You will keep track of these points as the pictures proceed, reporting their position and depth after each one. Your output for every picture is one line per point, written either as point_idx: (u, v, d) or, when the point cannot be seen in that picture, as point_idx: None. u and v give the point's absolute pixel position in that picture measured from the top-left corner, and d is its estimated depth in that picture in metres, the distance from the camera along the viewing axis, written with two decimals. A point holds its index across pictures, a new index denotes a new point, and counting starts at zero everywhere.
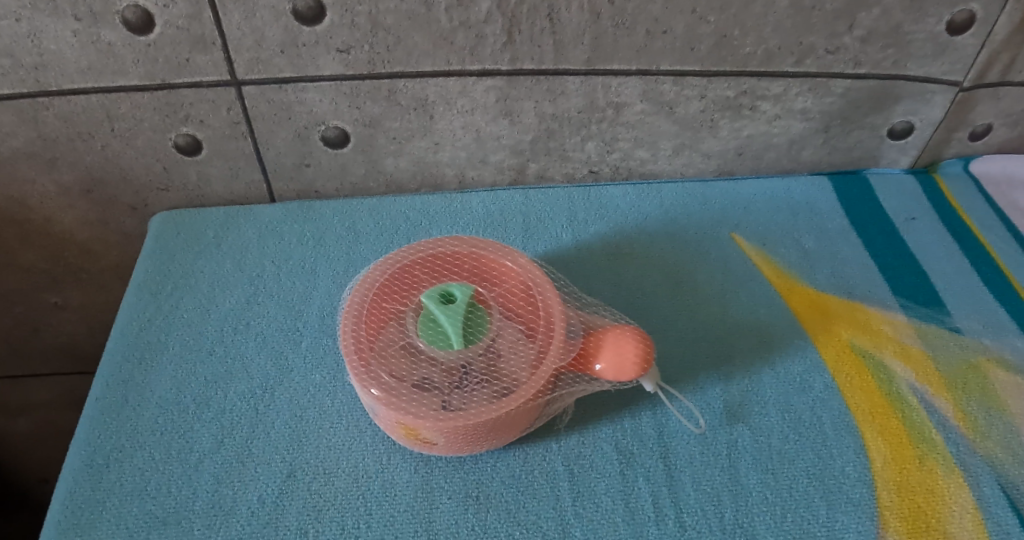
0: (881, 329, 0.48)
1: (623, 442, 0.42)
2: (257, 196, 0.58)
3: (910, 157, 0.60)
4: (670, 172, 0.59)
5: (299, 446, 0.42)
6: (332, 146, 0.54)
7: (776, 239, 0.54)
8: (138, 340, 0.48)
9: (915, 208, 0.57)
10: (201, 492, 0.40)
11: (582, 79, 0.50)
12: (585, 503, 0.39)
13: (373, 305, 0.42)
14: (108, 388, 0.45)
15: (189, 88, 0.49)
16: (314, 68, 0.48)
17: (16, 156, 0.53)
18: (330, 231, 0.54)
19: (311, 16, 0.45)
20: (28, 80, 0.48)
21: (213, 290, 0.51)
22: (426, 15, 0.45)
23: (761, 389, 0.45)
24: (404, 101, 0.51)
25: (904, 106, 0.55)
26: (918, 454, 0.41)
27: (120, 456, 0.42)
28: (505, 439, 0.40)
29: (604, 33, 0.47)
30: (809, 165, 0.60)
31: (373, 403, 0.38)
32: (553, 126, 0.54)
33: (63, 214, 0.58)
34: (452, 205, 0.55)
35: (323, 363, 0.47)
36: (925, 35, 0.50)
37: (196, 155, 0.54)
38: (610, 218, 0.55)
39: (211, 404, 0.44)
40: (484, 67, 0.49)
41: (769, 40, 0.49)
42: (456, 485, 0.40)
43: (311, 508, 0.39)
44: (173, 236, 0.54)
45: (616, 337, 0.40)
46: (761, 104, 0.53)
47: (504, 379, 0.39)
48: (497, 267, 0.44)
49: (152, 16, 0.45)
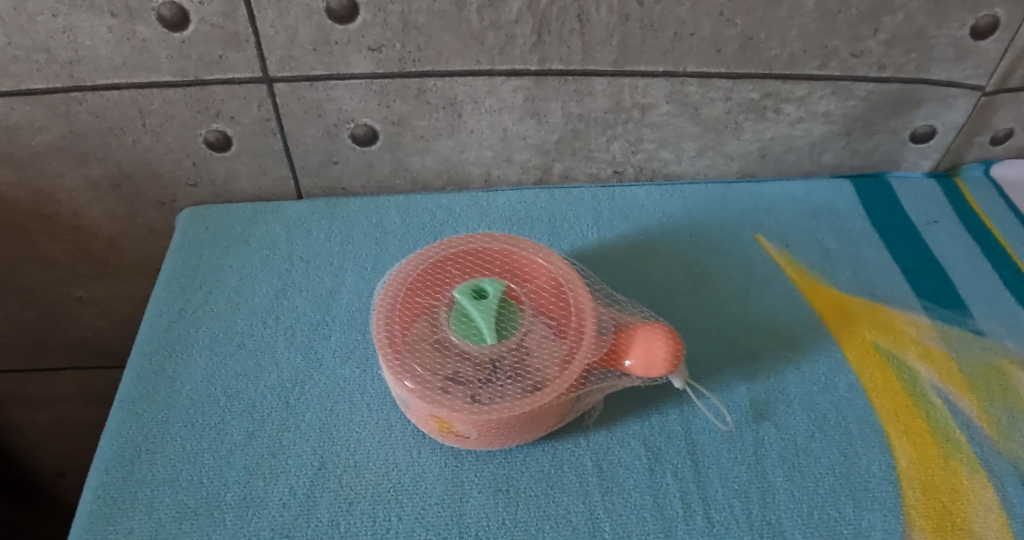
0: (904, 330, 0.48)
1: (650, 439, 0.42)
2: (284, 193, 0.59)
3: (931, 161, 0.60)
4: (693, 173, 0.59)
5: (329, 440, 0.43)
6: (360, 144, 0.55)
7: (798, 241, 0.54)
8: (168, 333, 0.48)
9: (936, 211, 0.57)
10: (232, 483, 0.41)
11: (608, 80, 0.51)
12: (613, 498, 0.40)
13: (406, 300, 0.42)
14: (139, 379, 0.46)
15: (220, 85, 0.50)
16: (345, 66, 0.49)
17: (47, 150, 0.54)
18: (357, 228, 0.55)
19: (344, 14, 0.46)
20: (62, 75, 0.49)
21: (241, 284, 0.51)
22: (457, 15, 0.46)
23: (786, 388, 0.45)
24: (432, 100, 0.51)
25: (926, 110, 0.56)
26: (942, 454, 0.41)
27: (151, 448, 0.42)
28: (535, 433, 0.41)
29: (632, 34, 0.48)
30: (830, 168, 0.60)
31: (405, 395, 0.39)
32: (578, 127, 0.54)
33: (91, 208, 0.59)
34: (478, 204, 0.56)
35: (352, 357, 0.47)
36: (948, 40, 0.50)
37: (225, 151, 0.55)
38: (634, 218, 0.56)
39: (241, 396, 0.45)
40: (513, 67, 0.49)
41: (793, 43, 0.49)
42: (486, 479, 0.41)
43: (342, 500, 0.40)
44: (201, 231, 0.55)
45: (646, 334, 0.41)
46: (785, 106, 0.54)
47: (535, 374, 0.39)
48: (527, 264, 0.45)
49: (187, 13, 0.46)
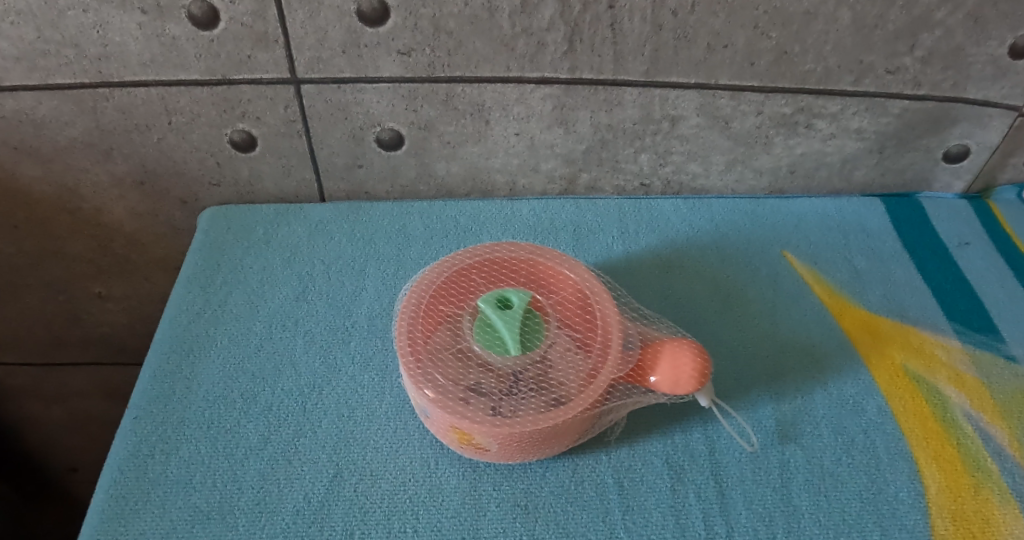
0: (935, 354, 0.47)
1: (673, 457, 0.41)
2: (307, 195, 0.59)
3: (964, 182, 0.59)
4: (721, 188, 0.58)
5: (346, 447, 0.42)
6: (385, 149, 0.54)
7: (828, 259, 0.53)
8: (186, 332, 0.48)
9: (968, 233, 0.56)
10: (246, 487, 0.40)
11: (639, 90, 0.50)
12: (634, 517, 0.39)
13: (429, 307, 0.42)
14: (156, 379, 0.45)
15: (247, 85, 0.50)
16: (374, 69, 0.48)
17: (73, 145, 0.54)
18: (379, 233, 0.54)
19: (374, 17, 0.45)
20: (90, 70, 0.49)
21: (261, 286, 0.51)
22: (489, 20, 0.46)
23: (813, 410, 0.44)
24: (460, 106, 0.51)
25: (960, 129, 0.54)
26: (973, 482, 0.40)
27: (165, 449, 0.42)
28: (556, 448, 0.40)
29: (665, 45, 0.47)
30: (860, 186, 0.59)
31: (426, 404, 0.38)
32: (607, 137, 0.54)
33: (114, 204, 0.59)
34: (503, 212, 0.56)
35: (371, 364, 0.46)
36: (985, 58, 0.49)
37: (250, 151, 0.55)
38: (660, 231, 0.55)
39: (258, 399, 0.44)
40: (543, 74, 0.49)
41: (828, 58, 0.48)
42: (504, 493, 0.40)
43: (357, 509, 0.39)
44: (223, 231, 0.55)
45: (674, 350, 0.40)
46: (817, 121, 0.53)
47: (558, 388, 0.38)
48: (553, 275, 0.44)
49: (217, 11, 0.45)
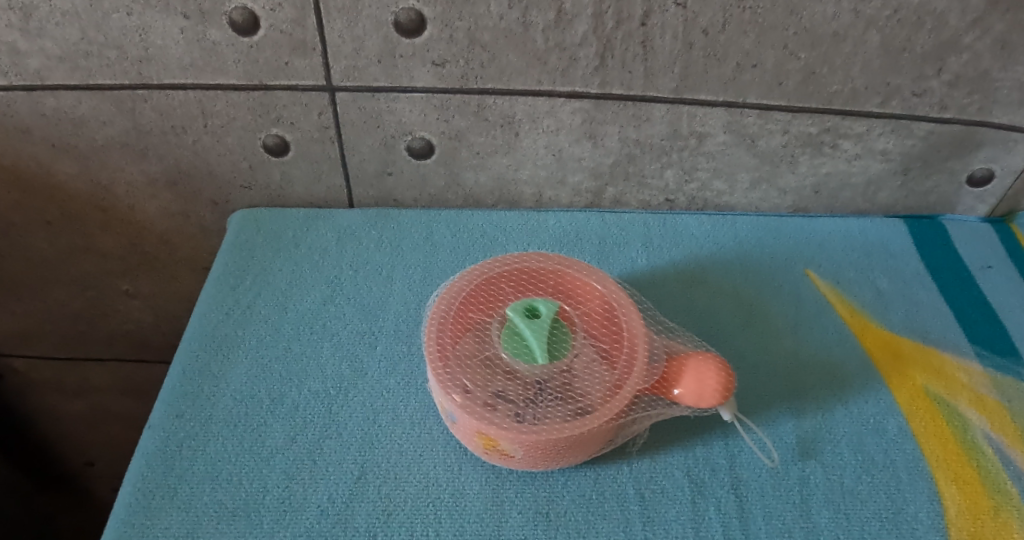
0: (956, 377, 0.47)
1: (694, 471, 0.42)
2: (336, 201, 0.59)
3: (987, 206, 0.59)
4: (745, 205, 0.59)
5: (371, 449, 0.43)
6: (415, 157, 0.55)
7: (850, 279, 0.54)
8: (215, 332, 0.49)
9: (991, 256, 0.56)
10: (272, 486, 0.41)
11: (667, 107, 0.51)
12: (655, 528, 0.39)
13: (458, 314, 0.43)
14: (184, 376, 0.46)
15: (284, 90, 0.51)
16: (408, 79, 0.49)
17: (109, 144, 0.56)
18: (407, 239, 0.55)
19: (412, 28, 0.46)
20: (131, 72, 0.50)
21: (290, 288, 0.52)
22: (523, 35, 0.46)
23: (834, 427, 0.44)
24: (491, 117, 0.52)
25: (985, 152, 0.54)
26: (992, 505, 0.40)
27: (192, 445, 0.43)
28: (578, 457, 0.40)
29: (695, 63, 0.48)
30: (883, 208, 0.59)
31: (452, 409, 0.39)
32: (634, 152, 0.54)
33: (147, 204, 0.61)
34: (529, 223, 0.56)
35: (397, 368, 0.47)
36: (1013, 83, 0.49)
37: (283, 156, 0.56)
38: (684, 246, 0.56)
39: (284, 400, 0.45)
40: (574, 89, 0.50)
41: (857, 79, 0.49)
42: (526, 500, 0.40)
43: (380, 511, 0.40)
44: (254, 232, 0.56)
45: (698, 364, 0.40)
46: (842, 142, 0.53)
47: (582, 398, 0.39)
48: (581, 286, 0.45)
49: (258, 18, 0.47)
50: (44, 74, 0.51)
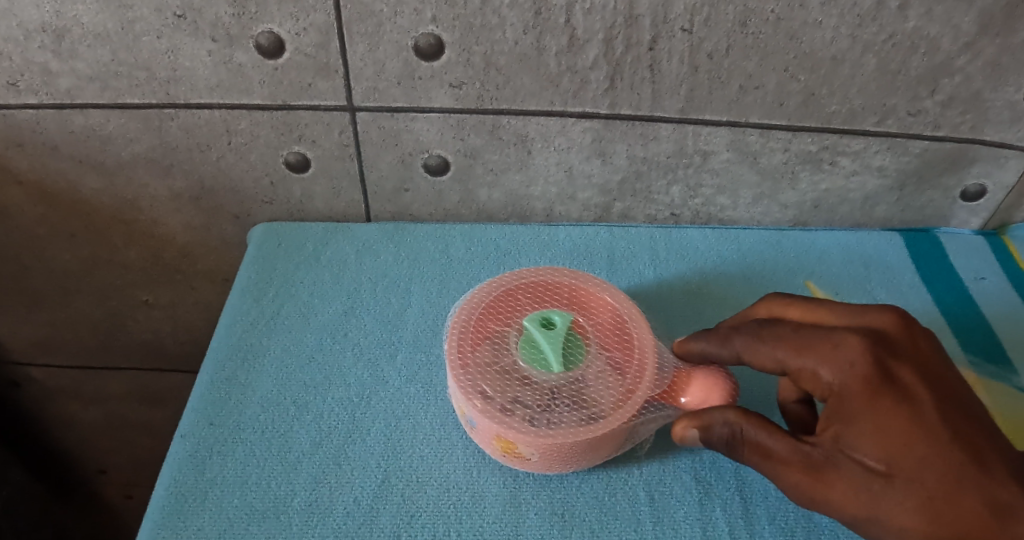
0: None
1: (701, 473, 0.44)
2: (354, 215, 0.62)
3: (981, 219, 0.61)
4: (748, 219, 0.61)
5: (394, 454, 0.45)
6: (431, 174, 0.57)
7: (849, 289, 0.56)
8: (241, 341, 0.51)
9: (984, 268, 0.58)
10: (300, 489, 0.43)
11: (674, 126, 0.53)
12: (664, 528, 0.41)
13: (477, 324, 0.45)
14: (213, 384, 0.48)
15: (306, 110, 0.53)
16: (426, 100, 0.52)
17: (136, 160, 0.58)
18: (423, 252, 0.58)
19: (431, 52, 0.49)
20: (159, 92, 0.53)
21: (312, 299, 0.54)
22: (537, 58, 0.49)
23: None
24: (505, 136, 0.54)
25: (977, 169, 0.57)
26: None
27: (222, 450, 0.45)
28: (592, 461, 0.42)
29: (700, 85, 0.50)
30: (881, 221, 0.62)
31: (473, 414, 0.41)
32: (641, 169, 0.57)
33: (170, 217, 0.63)
34: (541, 237, 0.59)
35: (416, 376, 0.49)
36: (1003, 103, 0.52)
37: (304, 172, 0.58)
38: (690, 259, 0.58)
39: (310, 407, 0.47)
40: (584, 109, 0.52)
41: (854, 100, 0.51)
42: (543, 502, 0.42)
43: (404, 512, 0.42)
44: (276, 245, 0.58)
45: (705, 373, 0.42)
46: (841, 159, 0.56)
47: (596, 405, 0.41)
48: (594, 298, 0.47)
49: (284, 42, 0.49)
50: (74, 94, 0.53)
